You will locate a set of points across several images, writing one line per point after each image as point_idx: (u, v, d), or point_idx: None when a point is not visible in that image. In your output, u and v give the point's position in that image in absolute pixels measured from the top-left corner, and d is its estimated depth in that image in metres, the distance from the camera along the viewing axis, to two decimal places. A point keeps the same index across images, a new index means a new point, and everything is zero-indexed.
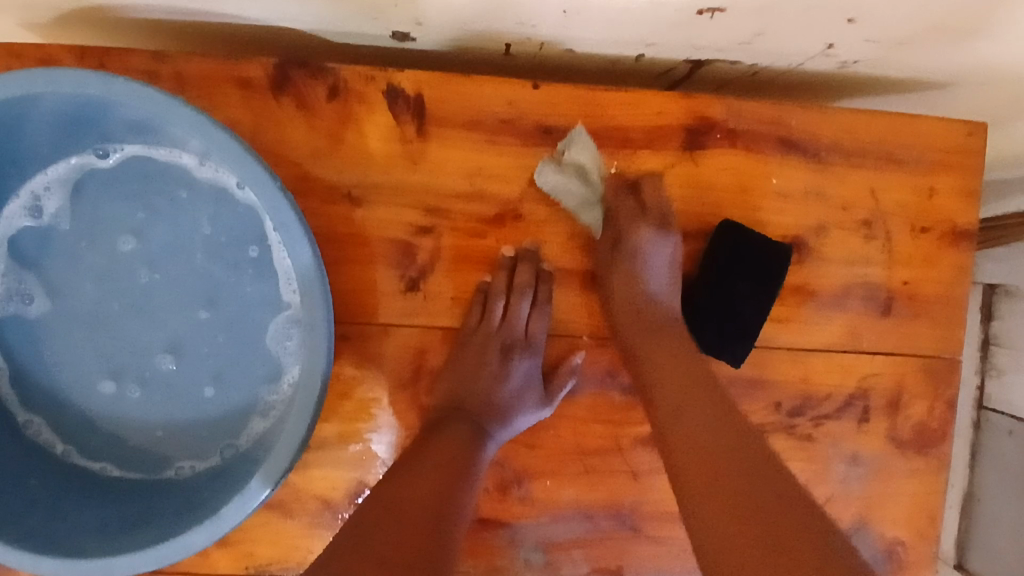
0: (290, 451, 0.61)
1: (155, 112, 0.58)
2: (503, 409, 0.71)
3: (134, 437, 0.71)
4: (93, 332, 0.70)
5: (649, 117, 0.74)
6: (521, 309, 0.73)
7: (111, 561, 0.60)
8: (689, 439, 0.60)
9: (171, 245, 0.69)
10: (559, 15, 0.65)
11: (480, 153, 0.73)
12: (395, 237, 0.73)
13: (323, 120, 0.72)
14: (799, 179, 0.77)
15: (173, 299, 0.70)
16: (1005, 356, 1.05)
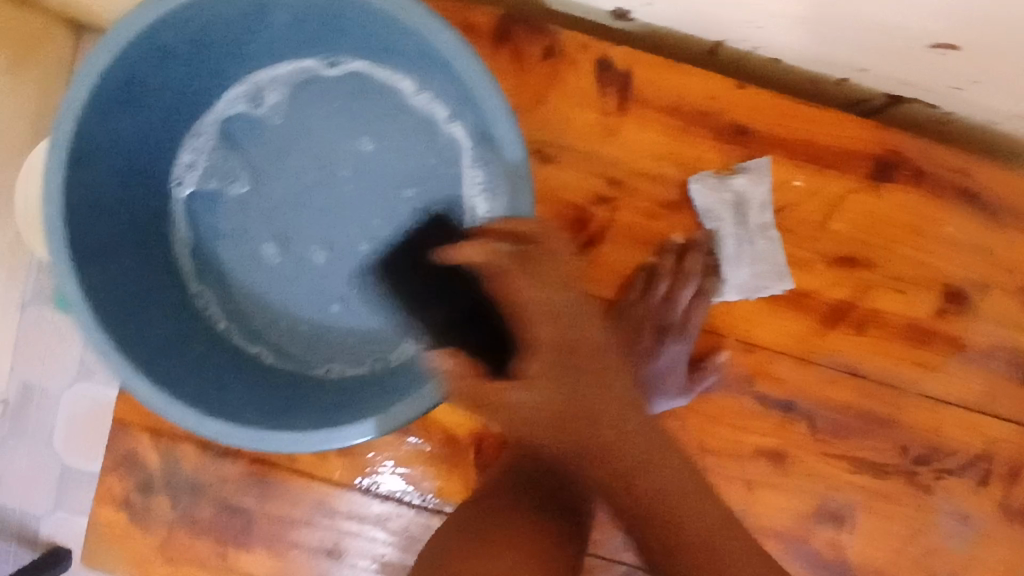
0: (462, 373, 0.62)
1: (410, 24, 0.60)
2: (643, 385, 0.75)
3: (294, 331, 0.74)
4: (284, 222, 0.74)
5: (841, 138, 0.76)
6: (684, 295, 0.74)
7: (268, 436, 0.60)
8: (641, 474, 0.71)
9: (376, 160, 0.74)
10: (792, 22, 0.67)
11: (673, 140, 0.75)
12: (573, 201, 0.75)
13: (532, 77, 0.75)
14: (973, 232, 0.77)
15: (360, 209, 0.74)
16: None
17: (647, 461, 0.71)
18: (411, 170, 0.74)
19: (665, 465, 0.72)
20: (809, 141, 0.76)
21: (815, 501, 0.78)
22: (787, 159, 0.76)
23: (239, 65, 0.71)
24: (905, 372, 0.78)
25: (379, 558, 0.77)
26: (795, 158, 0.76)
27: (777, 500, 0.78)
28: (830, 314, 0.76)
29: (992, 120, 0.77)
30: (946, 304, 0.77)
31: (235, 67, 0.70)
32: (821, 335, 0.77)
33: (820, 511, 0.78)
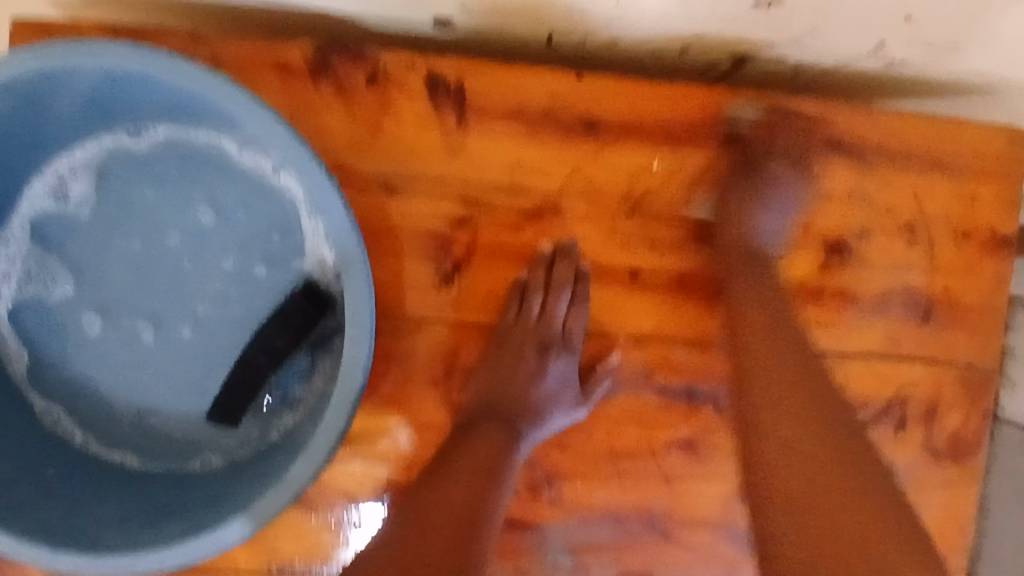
0: (330, 448, 0.57)
1: (202, 91, 0.56)
2: (536, 407, 0.70)
3: (159, 427, 0.69)
4: (124, 318, 0.67)
5: (692, 112, 0.73)
6: (560, 305, 0.71)
7: (134, 557, 0.57)
8: (775, 457, 0.60)
9: (209, 232, 0.67)
10: (611, 5, 0.64)
11: (522, 146, 0.71)
12: (431, 230, 0.71)
13: (362, 108, 0.70)
14: (842, 181, 0.76)
15: (200, 285, 0.67)
16: None
17: (792, 372, 0.66)
18: (252, 234, 0.68)
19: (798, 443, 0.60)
20: (660, 122, 0.73)
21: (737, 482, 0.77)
22: (642, 144, 0.73)
23: (34, 160, 0.65)
24: (802, 334, 0.76)
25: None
26: (650, 142, 0.73)
27: (699, 489, 0.77)
28: (713, 291, 0.75)
29: (844, 63, 0.74)
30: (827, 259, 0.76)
31: (30, 163, 0.65)
32: (710, 313, 0.75)
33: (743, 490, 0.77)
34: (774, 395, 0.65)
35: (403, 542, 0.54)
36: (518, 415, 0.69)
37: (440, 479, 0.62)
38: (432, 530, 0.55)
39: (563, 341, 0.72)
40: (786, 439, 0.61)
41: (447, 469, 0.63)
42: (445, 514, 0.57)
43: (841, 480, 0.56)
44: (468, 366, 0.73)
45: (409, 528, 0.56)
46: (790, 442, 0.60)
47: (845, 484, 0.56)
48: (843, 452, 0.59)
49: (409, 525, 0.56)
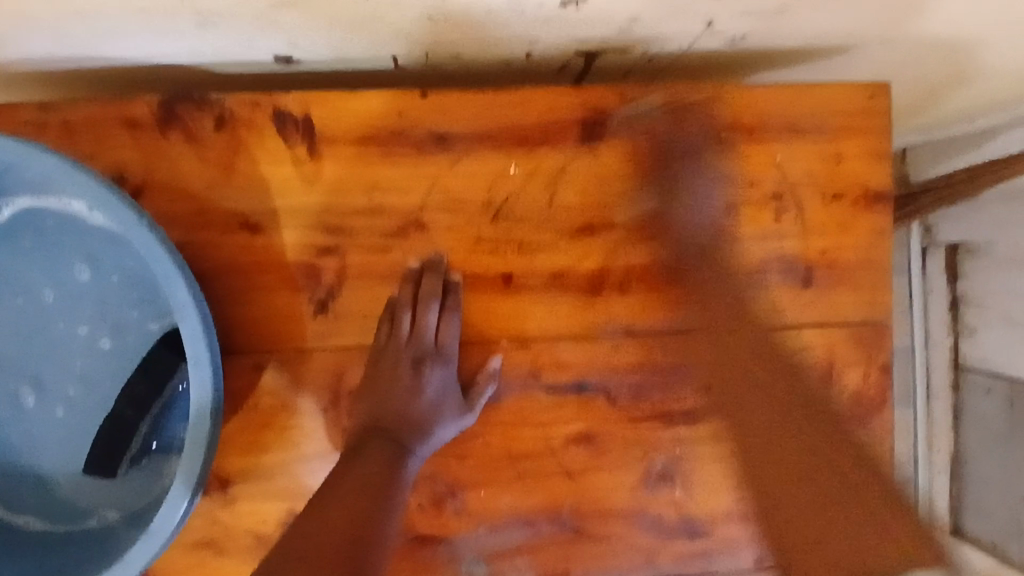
0: (187, 495, 0.59)
1: (28, 163, 0.58)
2: (419, 422, 0.70)
3: (60, 485, 0.71)
4: (7, 388, 0.70)
5: (543, 113, 0.74)
6: (429, 318, 0.72)
7: None
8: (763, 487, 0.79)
9: (72, 299, 0.70)
10: (426, 22, 0.65)
11: (377, 167, 0.72)
12: (299, 261, 0.72)
13: (212, 152, 0.72)
14: (701, 159, 0.77)
15: (75, 349, 0.70)
16: (973, 312, 1.30)
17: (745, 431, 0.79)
18: (115, 298, 0.70)
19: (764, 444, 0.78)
20: (511, 126, 0.74)
21: (641, 468, 0.78)
22: (498, 151, 0.74)
23: None
24: (681, 315, 0.78)
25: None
26: (504, 147, 0.74)
27: (605, 480, 0.77)
28: (590, 285, 0.76)
29: (686, 44, 0.75)
30: (697, 238, 0.77)
31: None
32: (590, 305, 0.76)
33: (649, 476, 0.78)
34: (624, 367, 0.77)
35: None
36: (403, 429, 0.69)
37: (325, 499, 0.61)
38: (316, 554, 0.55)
39: (437, 351, 0.72)
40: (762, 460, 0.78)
41: (339, 489, 0.62)
42: (333, 535, 0.57)
43: (836, 514, 0.77)
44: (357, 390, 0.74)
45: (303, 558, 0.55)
46: (790, 459, 0.78)
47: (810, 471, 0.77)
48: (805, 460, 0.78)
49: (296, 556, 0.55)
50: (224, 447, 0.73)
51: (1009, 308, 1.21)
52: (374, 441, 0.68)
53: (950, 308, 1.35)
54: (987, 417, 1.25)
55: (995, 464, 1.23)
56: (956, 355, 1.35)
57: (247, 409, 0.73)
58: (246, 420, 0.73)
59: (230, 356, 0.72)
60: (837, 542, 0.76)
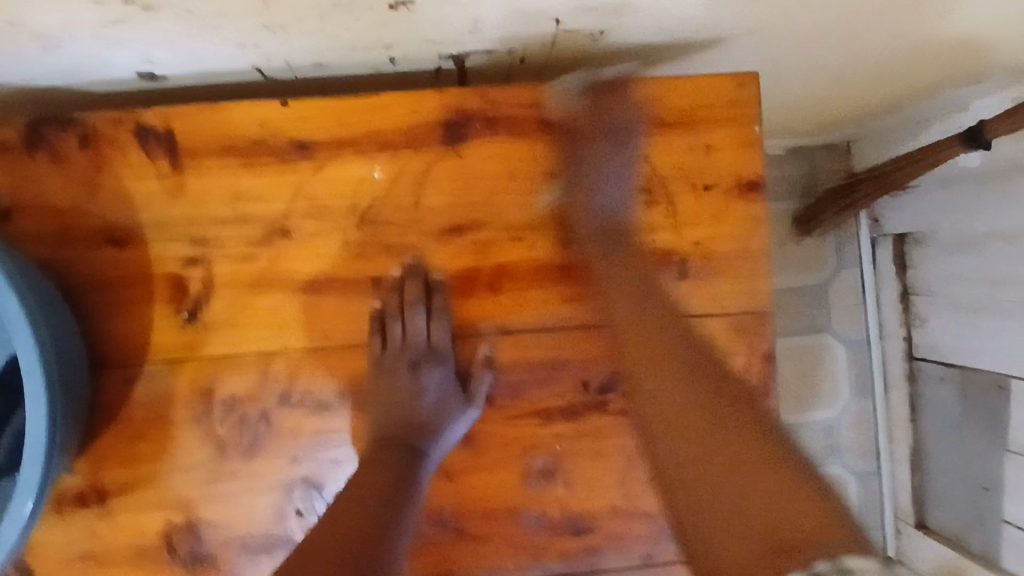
0: (30, 498, 0.62)
1: None
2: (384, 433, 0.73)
3: None
4: None
5: (404, 116, 0.74)
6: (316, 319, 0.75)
7: None
8: (683, 458, 0.66)
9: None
10: (264, 33, 0.64)
11: (241, 177, 0.74)
12: (167, 272, 0.74)
13: (77, 170, 0.73)
14: (567, 155, 0.77)
15: None
16: (922, 302, 1.31)
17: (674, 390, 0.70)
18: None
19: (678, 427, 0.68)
20: (374, 132, 0.74)
21: (521, 467, 0.78)
22: (361, 156, 0.74)
23: None
24: (557, 311, 0.78)
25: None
26: (367, 153, 0.74)
27: (485, 479, 0.77)
28: (460, 285, 0.76)
29: (549, 42, 0.74)
30: (551, 243, 0.77)
31: None
32: (463, 305, 0.76)
33: (531, 474, 0.78)
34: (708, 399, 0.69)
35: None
36: (403, 440, 0.72)
37: (336, 516, 0.64)
38: None
39: (374, 368, 0.75)
40: (720, 461, 0.65)
41: (351, 504, 0.65)
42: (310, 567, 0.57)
43: (770, 499, 0.60)
44: (230, 398, 0.74)
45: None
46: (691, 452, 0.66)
47: (735, 471, 0.63)
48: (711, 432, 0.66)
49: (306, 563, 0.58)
50: (101, 460, 0.74)
51: (954, 295, 1.22)
52: (382, 456, 0.71)
53: (901, 299, 1.36)
54: (947, 402, 1.29)
55: (953, 448, 1.28)
56: (911, 343, 1.36)
57: (121, 421, 0.74)
58: (121, 431, 0.74)
59: (102, 369, 0.74)
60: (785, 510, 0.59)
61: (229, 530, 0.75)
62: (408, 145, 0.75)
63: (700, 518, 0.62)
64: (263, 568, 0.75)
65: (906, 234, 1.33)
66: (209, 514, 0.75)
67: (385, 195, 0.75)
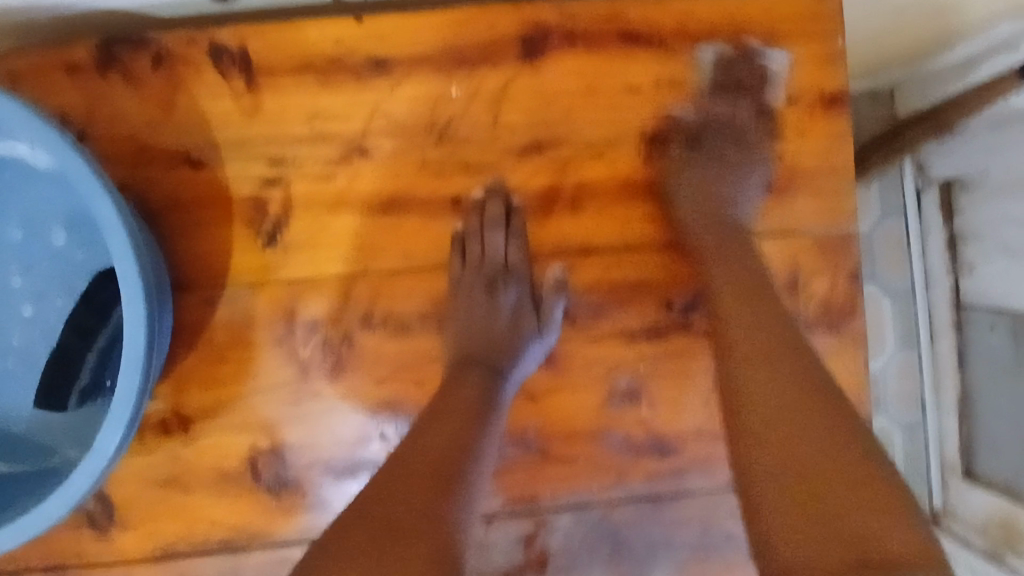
0: (118, 432, 0.60)
1: None
2: (482, 339, 0.71)
3: (27, 430, 0.73)
4: None
5: (481, 31, 0.73)
6: (392, 241, 0.74)
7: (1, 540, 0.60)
8: (752, 397, 0.61)
9: (25, 248, 0.72)
10: None
11: (316, 96, 0.72)
12: (245, 193, 0.73)
13: (151, 91, 0.72)
14: (646, 70, 0.75)
15: (28, 289, 0.73)
16: (969, 248, 1.27)
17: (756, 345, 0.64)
18: (68, 258, 0.72)
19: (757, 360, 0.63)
20: (450, 47, 0.73)
21: (604, 389, 0.76)
22: (437, 72, 0.73)
23: None
24: (637, 230, 0.76)
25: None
26: (443, 69, 0.73)
27: (566, 402, 0.76)
28: (539, 205, 0.75)
29: None
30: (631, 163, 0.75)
31: None
32: (544, 225, 0.76)
33: (613, 396, 0.76)
34: (784, 360, 0.62)
35: (376, 513, 0.55)
36: (483, 359, 0.70)
37: (416, 438, 0.62)
38: (397, 507, 0.55)
39: (454, 286, 0.74)
40: (770, 442, 0.56)
41: (431, 427, 0.64)
42: (421, 472, 0.59)
43: (830, 480, 0.52)
44: (311, 320, 0.74)
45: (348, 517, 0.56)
46: (795, 439, 0.56)
47: (810, 413, 0.57)
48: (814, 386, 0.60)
49: (391, 489, 0.57)
50: (184, 383, 0.74)
51: (1007, 240, 1.16)
52: (464, 375, 0.69)
53: (947, 248, 1.33)
54: (994, 354, 1.23)
55: (1002, 403, 1.22)
56: (959, 292, 1.32)
57: (203, 344, 0.74)
58: (205, 353, 0.74)
59: (184, 293, 0.73)
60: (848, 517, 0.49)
61: (314, 453, 0.75)
62: (484, 61, 0.73)
63: (774, 498, 0.53)
64: (346, 492, 0.75)
65: (953, 181, 1.29)
66: (293, 438, 0.75)
67: (463, 112, 0.74)
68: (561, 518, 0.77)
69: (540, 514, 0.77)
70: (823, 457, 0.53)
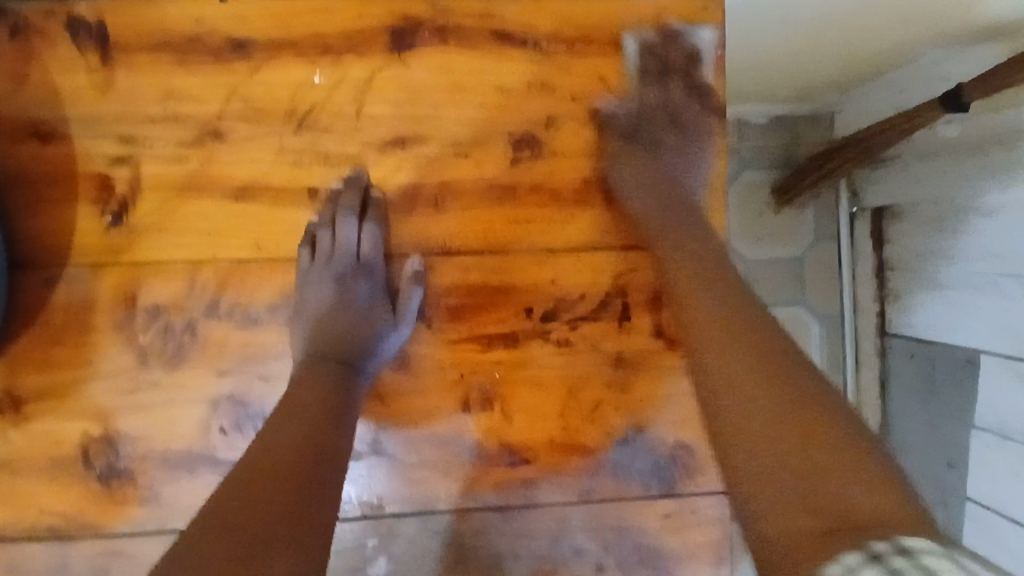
0: None
1: None
2: (332, 335, 0.69)
3: None
4: None
5: (350, 20, 0.71)
6: (246, 231, 0.72)
7: None
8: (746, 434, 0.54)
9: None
10: None
11: (173, 75, 0.70)
12: (92, 170, 0.70)
13: (3, 60, 0.69)
14: (518, 71, 0.74)
15: None
16: (897, 278, 1.27)
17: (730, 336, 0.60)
18: None
19: (737, 336, 0.59)
20: (316, 34, 0.71)
21: (459, 394, 0.75)
22: (301, 58, 0.71)
23: None
24: (502, 235, 0.75)
25: (177, 532, 0.72)
26: (308, 56, 0.71)
27: (419, 405, 0.74)
28: (401, 202, 0.73)
29: None
30: (499, 165, 0.74)
31: None
32: (405, 224, 0.74)
33: (468, 402, 0.75)
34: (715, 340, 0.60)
35: (234, 502, 0.51)
36: (334, 355, 0.68)
37: (268, 436, 0.59)
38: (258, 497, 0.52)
39: (301, 280, 0.71)
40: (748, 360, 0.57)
41: (291, 414, 0.61)
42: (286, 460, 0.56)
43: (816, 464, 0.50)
44: (154, 306, 0.71)
45: (217, 506, 0.51)
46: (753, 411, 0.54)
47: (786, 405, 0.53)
48: (749, 332, 0.60)
49: (260, 475, 0.54)
50: (16, 365, 0.71)
51: (934, 272, 1.17)
52: (317, 371, 0.66)
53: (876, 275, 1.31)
54: (916, 376, 1.25)
55: (923, 425, 1.23)
56: (884, 320, 1.32)
57: (39, 325, 0.71)
58: (38, 337, 0.71)
59: (21, 272, 0.70)
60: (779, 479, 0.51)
61: (149, 444, 0.72)
62: (351, 52, 0.72)
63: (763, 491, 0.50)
64: (181, 484, 0.72)
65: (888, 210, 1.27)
66: (127, 425, 0.71)
67: (326, 102, 0.72)
68: (405, 525, 0.74)
69: (383, 519, 0.74)
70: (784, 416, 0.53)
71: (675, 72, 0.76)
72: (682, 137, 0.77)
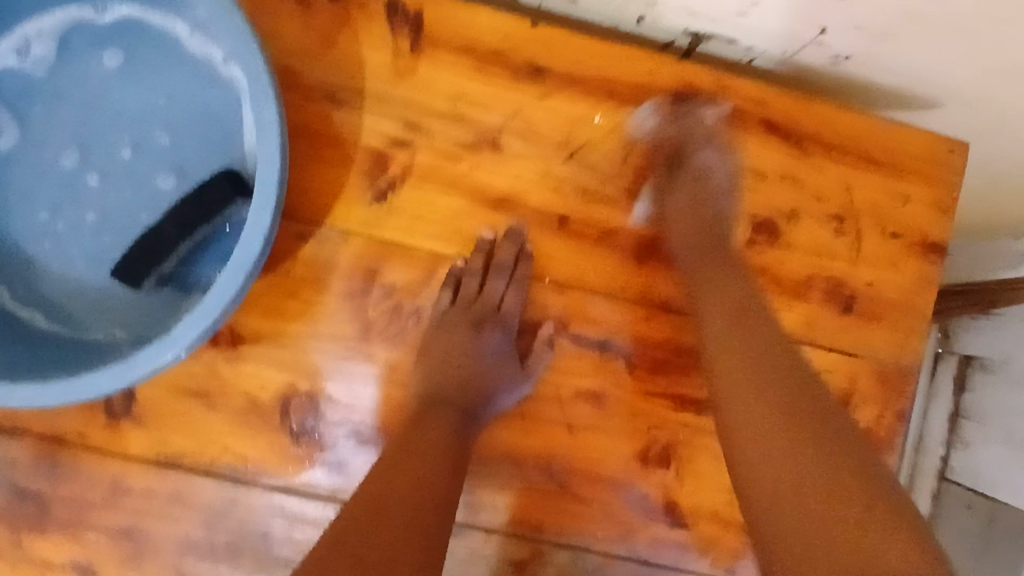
0: (191, 338, 0.61)
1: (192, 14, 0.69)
2: (502, 362, 0.73)
3: (90, 325, 0.72)
4: (66, 202, 0.73)
5: (640, 74, 0.76)
6: (475, 261, 0.75)
7: (71, 385, 0.60)
8: (738, 409, 0.58)
9: (139, 162, 0.73)
10: (641, 5, 0.74)
11: (470, 79, 0.74)
12: (371, 145, 0.73)
13: (320, 21, 0.73)
14: (774, 160, 0.78)
15: (131, 195, 0.72)
16: (972, 428, 1.03)
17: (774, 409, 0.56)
18: (175, 185, 0.72)
19: (775, 395, 0.57)
20: (607, 78, 0.76)
21: (641, 443, 0.77)
22: (587, 96, 0.76)
23: (71, 64, 0.73)
24: None
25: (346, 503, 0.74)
26: (595, 95, 0.76)
27: (602, 446, 0.76)
28: (639, 249, 0.77)
29: (791, 52, 0.76)
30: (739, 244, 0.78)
31: (74, 57, 0.73)
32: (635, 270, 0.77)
33: (646, 454, 0.77)
34: (760, 401, 0.57)
35: (352, 525, 0.54)
36: (502, 383, 0.72)
37: (392, 471, 0.61)
38: (381, 519, 0.54)
39: (473, 281, 0.74)
40: (762, 409, 0.57)
41: (409, 449, 0.64)
42: (405, 497, 0.58)
43: (827, 471, 0.50)
44: (391, 285, 0.74)
45: (333, 532, 0.53)
46: (779, 460, 0.52)
47: (783, 436, 0.53)
48: (808, 417, 0.55)
49: (374, 502, 0.57)
50: (247, 304, 0.73)
51: (1012, 428, 0.94)
52: (471, 393, 0.71)
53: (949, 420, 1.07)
54: (969, 535, 0.99)
55: None
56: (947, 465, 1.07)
57: (279, 273, 0.73)
58: (275, 284, 0.73)
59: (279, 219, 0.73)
60: (790, 405, 0.56)
61: (348, 412, 0.74)
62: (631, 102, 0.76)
63: (772, 459, 0.53)
64: (365, 459, 0.74)
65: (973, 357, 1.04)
66: (333, 390, 0.74)
67: (599, 142, 0.76)
68: (559, 555, 0.76)
69: (540, 544, 0.76)
70: (805, 446, 0.52)
71: (912, 201, 0.80)
72: (904, 259, 0.80)
